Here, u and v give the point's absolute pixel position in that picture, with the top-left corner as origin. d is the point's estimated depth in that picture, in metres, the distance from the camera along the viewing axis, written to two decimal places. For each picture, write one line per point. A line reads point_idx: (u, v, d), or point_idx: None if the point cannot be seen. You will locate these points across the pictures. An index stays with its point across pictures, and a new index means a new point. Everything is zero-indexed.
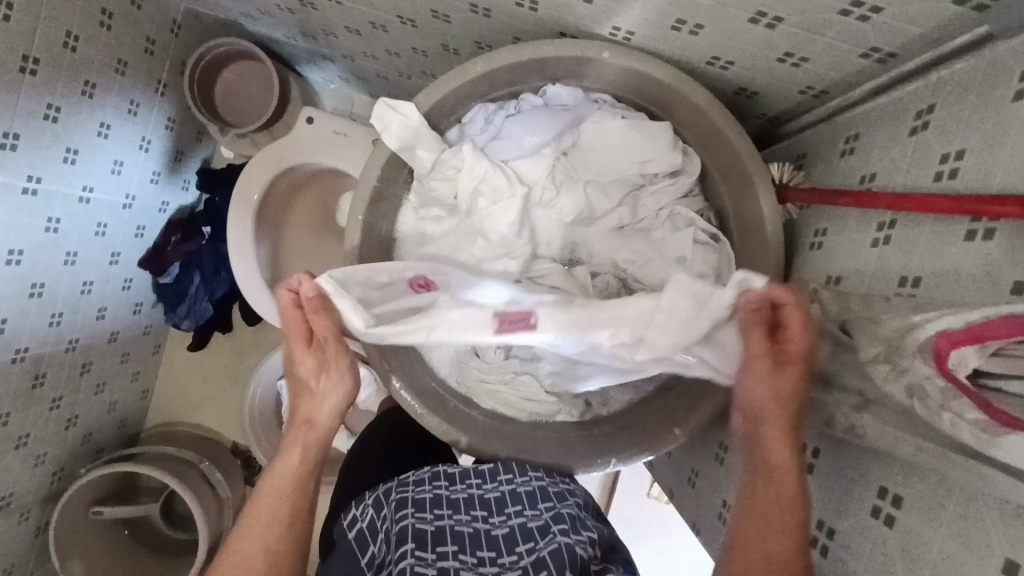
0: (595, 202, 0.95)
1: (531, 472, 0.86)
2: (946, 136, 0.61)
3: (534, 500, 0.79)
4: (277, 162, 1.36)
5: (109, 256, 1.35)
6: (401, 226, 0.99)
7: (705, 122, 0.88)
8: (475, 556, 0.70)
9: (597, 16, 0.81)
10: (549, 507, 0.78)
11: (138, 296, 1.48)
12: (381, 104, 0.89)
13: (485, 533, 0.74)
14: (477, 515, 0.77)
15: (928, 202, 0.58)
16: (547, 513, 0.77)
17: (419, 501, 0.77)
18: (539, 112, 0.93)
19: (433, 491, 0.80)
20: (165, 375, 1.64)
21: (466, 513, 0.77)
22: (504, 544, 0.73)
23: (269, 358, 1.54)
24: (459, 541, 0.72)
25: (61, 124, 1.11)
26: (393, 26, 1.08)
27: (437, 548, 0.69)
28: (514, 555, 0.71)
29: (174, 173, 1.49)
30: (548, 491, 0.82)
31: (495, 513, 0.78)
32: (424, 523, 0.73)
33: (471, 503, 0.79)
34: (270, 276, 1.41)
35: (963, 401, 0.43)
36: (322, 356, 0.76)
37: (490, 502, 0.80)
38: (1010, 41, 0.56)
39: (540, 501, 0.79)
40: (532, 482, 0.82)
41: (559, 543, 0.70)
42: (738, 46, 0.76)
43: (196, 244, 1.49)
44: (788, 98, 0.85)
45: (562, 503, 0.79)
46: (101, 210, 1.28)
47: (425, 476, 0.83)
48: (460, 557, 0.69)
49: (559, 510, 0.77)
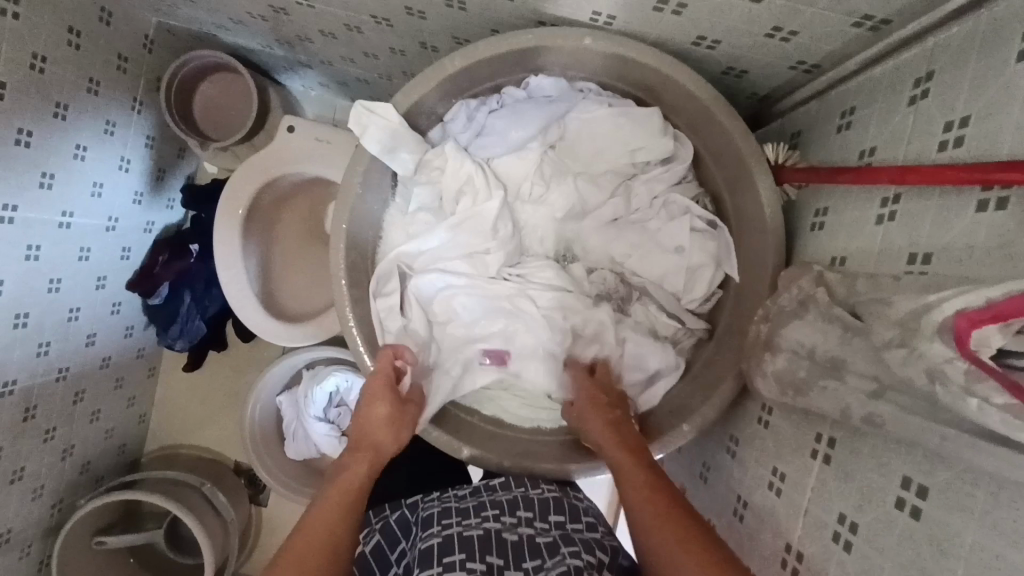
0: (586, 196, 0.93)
1: (543, 485, 0.83)
2: (948, 103, 0.58)
3: (544, 513, 0.76)
4: (260, 175, 1.33)
5: (95, 281, 1.32)
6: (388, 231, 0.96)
7: (694, 106, 0.85)
8: (485, 562, 0.66)
9: (576, 2, 0.78)
10: (560, 524, 0.75)
11: (129, 319, 1.44)
12: (358, 107, 0.85)
13: (495, 535, 0.70)
14: (487, 517, 0.74)
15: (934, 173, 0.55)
16: (556, 530, 0.73)
17: (427, 518, 0.76)
18: (522, 106, 0.90)
19: (442, 506, 0.78)
20: (162, 398, 1.61)
21: (476, 517, 0.74)
22: (515, 552, 0.69)
23: (268, 373, 1.53)
24: (467, 548, 0.68)
25: (34, 149, 1.08)
26: (368, 27, 1.05)
27: (443, 559, 0.66)
28: (523, 570, 0.66)
29: (157, 192, 1.46)
30: (561, 504, 0.79)
31: (505, 514, 0.75)
32: (431, 538, 0.71)
33: (481, 507, 0.76)
34: (261, 291, 1.38)
35: (989, 383, 0.40)
36: (400, 404, 0.81)
37: (502, 503, 0.77)
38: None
39: (551, 515, 0.76)
40: (544, 494, 0.80)
41: (567, 564, 0.64)
42: (724, 24, 0.73)
43: (185, 263, 1.45)
44: (779, 75, 0.82)
45: (575, 522, 0.76)
46: (84, 234, 1.25)
47: (435, 496, 0.82)
48: (468, 565, 0.65)
49: (570, 530, 0.73)
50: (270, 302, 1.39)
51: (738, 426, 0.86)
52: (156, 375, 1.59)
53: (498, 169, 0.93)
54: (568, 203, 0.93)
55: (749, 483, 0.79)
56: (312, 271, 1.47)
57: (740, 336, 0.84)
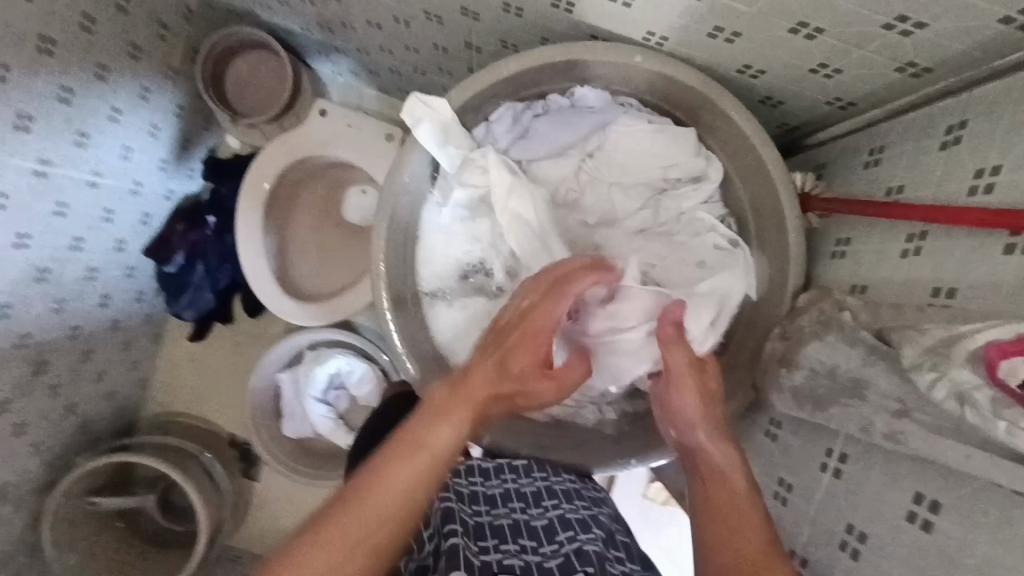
0: (619, 205, 0.96)
1: (563, 474, 0.88)
2: (981, 151, 0.63)
3: (569, 497, 0.80)
4: (289, 155, 1.35)
5: (114, 243, 1.32)
6: (423, 221, 0.99)
7: (731, 130, 0.89)
8: (517, 544, 0.69)
9: (634, 21, 0.81)
10: (585, 506, 0.79)
11: (141, 284, 1.45)
12: (414, 98, 0.88)
13: (524, 524, 0.73)
14: (515, 507, 0.76)
15: (965, 215, 0.59)
16: (585, 511, 0.77)
17: (459, 493, 0.76)
18: (565, 114, 0.94)
19: (469, 486, 0.79)
20: (163, 365, 1.61)
21: (504, 506, 0.76)
22: (544, 534, 0.71)
23: (271, 353, 1.54)
24: (500, 533, 0.70)
25: (74, 106, 1.09)
26: (417, 22, 1.06)
27: (479, 540, 0.68)
28: (554, 545, 0.70)
29: (182, 161, 1.46)
30: (582, 493, 0.83)
31: (531, 506, 0.77)
32: (466, 514, 0.72)
33: (508, 496, 0.78)
34: (278, 267, 1.39)
35: (1016, 409, 0.44)
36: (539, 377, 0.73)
37: (527, 495, 0.79)
38: None
39: (575, 499, 0.80)
40: (567, 483, 0.84)
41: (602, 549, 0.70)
42: (773, 55, 0.77)
43: (201, 234, 1.47)
44: (813, 108, 0.86)
45: (598, 509, 0.80)
46: (109, 197, 1.26)
47: (461, 471, 0.82)
48: (502, 547, 0.68)
49: (597, 514, 0.78)
50: (285, 279, 1.39)
51: (743, 438, 0.91)
52: (159, 343, 1.60)
53: (539, 171, 0.96)
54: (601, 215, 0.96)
55: None
56: (326, 253, 1.45)
57: (755, 353, 0.88)
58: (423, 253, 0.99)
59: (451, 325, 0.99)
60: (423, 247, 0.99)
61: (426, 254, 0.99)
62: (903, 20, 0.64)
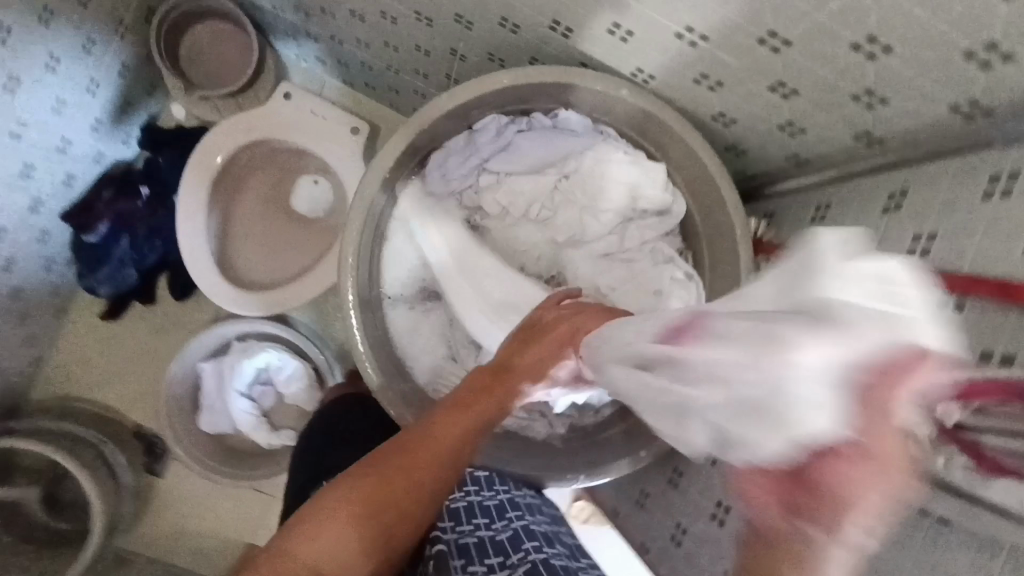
0: (587, 229, 0.98)
1: (521, 487, 0.93)
2: (919, 219, 0.71)
3: (529, 509, 0.86)
4: (246, 135, 1.29)
5: (29, 203, 1.20)
6: (394, 220, 0.99)
7: (699, 172, 0.95)
8: (484, 564, 0.73)
9: (626, 57, 0.84)
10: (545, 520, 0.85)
11: (53, 252, 1.31)
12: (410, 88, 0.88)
13: (489, 539, 0.77)
14: (479, 523, 0.80)
15: None
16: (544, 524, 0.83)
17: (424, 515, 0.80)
18: (548, 134, 0.96)
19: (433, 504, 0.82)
20: (65, 343, 1.46)
21: (469, 522, 0.80)
22: (509, 546, 0.76)
23: (197, 340, 1.45)
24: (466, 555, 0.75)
25: (7, 49, 1.01)
26: (403, 20, 1.05)
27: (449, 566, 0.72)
28: (520, 555, 0.75)
29: (118, 124, 1.34)
30: (540, 507, 0.89)
31: (495, 518, 0.82)
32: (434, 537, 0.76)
33: (472, 510, 0.82)
34: (217, 250, 1.31)
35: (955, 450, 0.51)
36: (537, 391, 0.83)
37: (490, 506, 0.83)
38: (981, 153, 0.64)
39: (535, 512, 0.86)
40: (526, 496, 0.90)
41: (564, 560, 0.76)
42: (748, 108, 0.83)
43: (131, 205, 1.35)
44: (771, 160, 0.93)
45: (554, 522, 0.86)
46: (31, 151, 1.15)
47: None
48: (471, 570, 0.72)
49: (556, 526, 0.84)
50: (225, 264, 1.32)
51: (683, 460, 0.96)
52: (63, 318, 1.45)
53: (514, 186, 0.98)
54: (569, 235, 0.99)
55: (690, 511, 0.91)
56: (271, 241, 1.38)
57: None
58: (392, 254, 0.99)
59: (412, 327, 1.00)
60: (391, 247, 0.99)
61: (395, 255, 0.99)
62: (869, 94, 0.69)
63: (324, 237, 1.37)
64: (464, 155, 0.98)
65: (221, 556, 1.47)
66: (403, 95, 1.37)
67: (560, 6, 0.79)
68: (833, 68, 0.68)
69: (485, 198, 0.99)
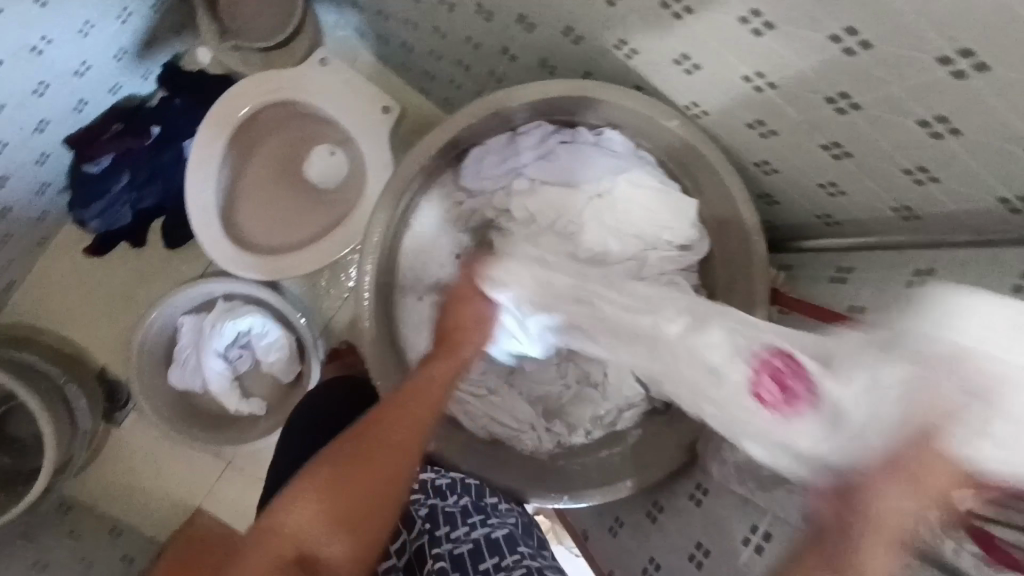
0: (609, 252, 0.96)
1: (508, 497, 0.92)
2: (943, 297, 0.71)
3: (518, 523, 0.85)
4: (269, 92, 1.24)
5: (35, 123, 1.15)
6: (423, 211, 1.00)
7: (729, 214, 0.95)
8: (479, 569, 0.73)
9: (684, 89, 0.84)
10: (533, 534, 0.84)
11: (46, 176, 1.25)
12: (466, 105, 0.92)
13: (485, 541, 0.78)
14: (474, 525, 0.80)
15: None
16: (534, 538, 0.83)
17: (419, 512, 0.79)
18: (588, 150, 0.96)
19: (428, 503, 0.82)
20: (42, 271, 1.40)
21: (464, 524, 0.80)
22: (505, 547, 0.77)
23: (181, 294, 1.38)
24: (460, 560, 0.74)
25: None
26: (461, 10, 1.03)
27: None
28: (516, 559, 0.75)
29: (142, 58, 1.29)
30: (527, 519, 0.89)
31: (490, 520, 0.82)
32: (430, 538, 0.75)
33: (466, 512, 0.82)
34: (222, 203, 1.27)
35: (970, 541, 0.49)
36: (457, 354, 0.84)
37: (483, 510, 0.83)
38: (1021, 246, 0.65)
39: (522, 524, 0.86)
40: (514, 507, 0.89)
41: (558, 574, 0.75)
42: (794, 161, 0.84)
43: (139, 142, 1.30)
44: (803, 216, 0.95)
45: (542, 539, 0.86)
46: (47, 68, 1.10)
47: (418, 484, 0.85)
48: None
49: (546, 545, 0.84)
50: (228, 218, 1.28)
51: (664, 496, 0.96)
52: (44, 246, 1.38)
53: (547, 194, 0.97)
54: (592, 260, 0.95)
55: (669, 551, 0.87)
56: (279, 204, 1.34)
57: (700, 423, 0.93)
58: (415, 246, 1.00)
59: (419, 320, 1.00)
60: (413, 241, 0.99)
61: (418, 247, 1.00)
62: (922, 170, 0.70)
63: (330, 210, 1.33)
64: (502, 154, 0.97)
65: (167, 517, 1.42)
66: (438, 82, 1.34)
67: (629, 25, 0.79)
68: (891, 138, 0.69)
69: (517, 202, 0.98)
